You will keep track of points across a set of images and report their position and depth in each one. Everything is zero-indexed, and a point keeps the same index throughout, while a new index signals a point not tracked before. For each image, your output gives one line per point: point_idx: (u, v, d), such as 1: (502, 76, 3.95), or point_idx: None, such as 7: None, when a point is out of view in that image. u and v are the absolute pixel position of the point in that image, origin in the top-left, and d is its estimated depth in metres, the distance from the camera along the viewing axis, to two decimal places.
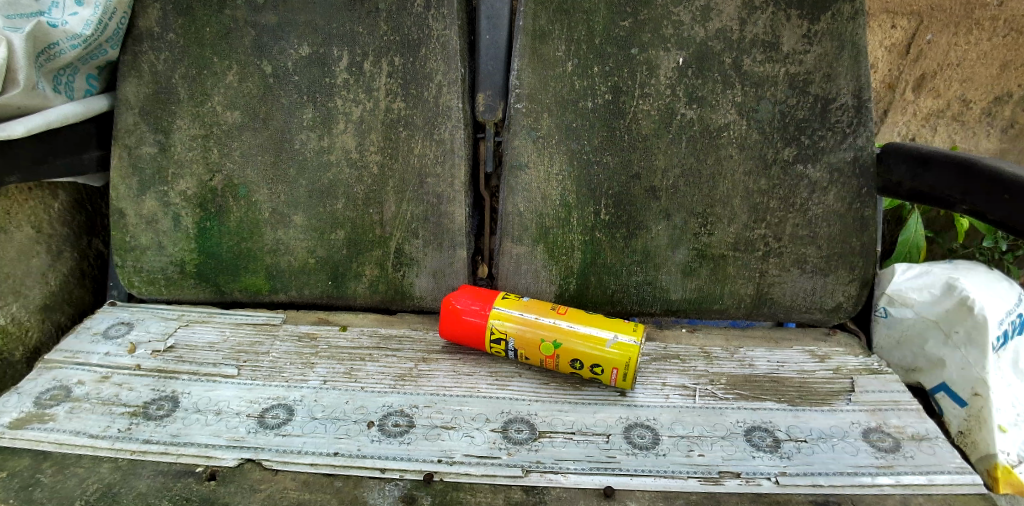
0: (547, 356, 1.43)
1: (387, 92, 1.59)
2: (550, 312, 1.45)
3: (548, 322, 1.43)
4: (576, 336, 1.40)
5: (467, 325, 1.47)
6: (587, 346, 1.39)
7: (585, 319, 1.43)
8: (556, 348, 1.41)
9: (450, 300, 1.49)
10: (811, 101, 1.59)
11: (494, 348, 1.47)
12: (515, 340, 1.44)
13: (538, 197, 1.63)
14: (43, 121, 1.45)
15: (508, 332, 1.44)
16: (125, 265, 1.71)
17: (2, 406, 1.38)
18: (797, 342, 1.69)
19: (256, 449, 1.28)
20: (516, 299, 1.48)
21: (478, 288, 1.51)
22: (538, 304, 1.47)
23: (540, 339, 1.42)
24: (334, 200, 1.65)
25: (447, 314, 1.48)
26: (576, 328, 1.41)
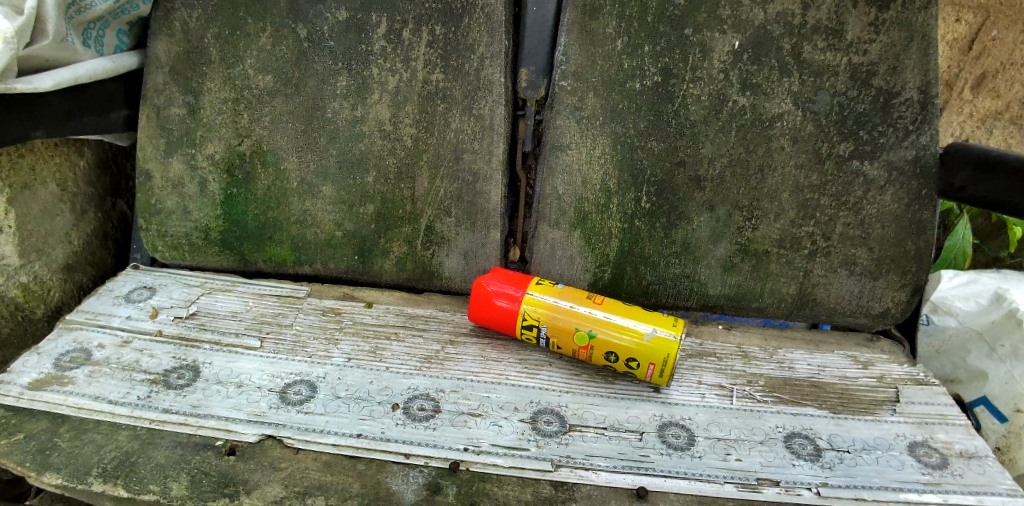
0: (581, 347, 1.37)
1: (426, 62, 1.52)
2: (586, 300, 1.39)
3: (585, 311, 1.36)
4: (613, 327, 1.34)
5: (498, 310, 1.41)
6: (625, 339, 1.33)
7: (623, 309, 1.37)
8: (591, 339, 1.35)
9: (480, 282, 1.43)
10: (872, 94, 1.49)
11: (525, 335, 1.42)
12: (549, 328, 1.38)
13: (578, 181, 1.56)
14: (71, 76, 1.38)
15: (541, 319, 1.38)
16: (149, 229, 1.67)
17: (22, 365, 1.35)
18: (838, 346, 1.61)
19: (277, 425, 1.24)
20: (551, 285, 1.41)
21: (511, 271, 1.45)
22: (574, 291, 1.40)
23: (574, 329, 1.36)
24: (365, 173, 1.59)
25: (479, 297, 1.43)
26: (613, 319, 1.35)
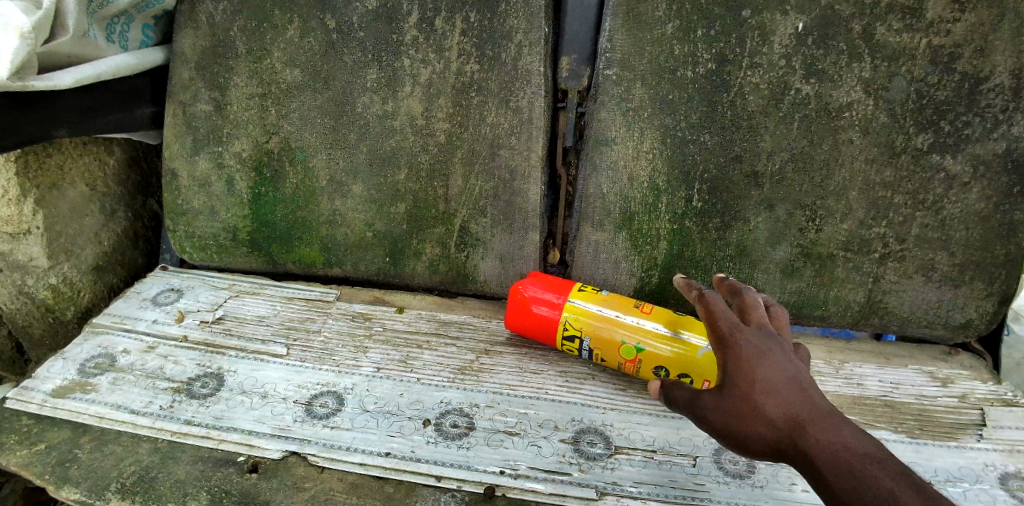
0: (627, 360, 1.26)
1: (460, 52, 1.42)
2: (633, 309, 1.27)
3: (631, 321, 1.25)
4: (662, 339, 1.22)
5: (536, 318, 1.31)
6: (676, 352, 1.21)
7: (673, 318, 1.25)
8: (638, 352, 1.24)
9: (518, 288, 1.33)
10: (956, 80, 1.33)
11: (566, 346, 1.31)
12: (592, 339, 1.27)
13: (624, 178, 1.45)
14: (93, 73, 1.33)
15: (584, 329, 1.27)
16: (176, 229, 1.62)
17: (47, 371, 1.32)
18: (912, 360, 1.46)
19: (302, 441, 1.17)
20: (595, 292, 1.30)
21: (551, 275, 1.34)
22: (619, 298, 1.29)
23: (620, 341, 1.25)
24: (396, 170, 1.51)
25: (515, 304, 1.33)
26: (663, 330, 1.23)
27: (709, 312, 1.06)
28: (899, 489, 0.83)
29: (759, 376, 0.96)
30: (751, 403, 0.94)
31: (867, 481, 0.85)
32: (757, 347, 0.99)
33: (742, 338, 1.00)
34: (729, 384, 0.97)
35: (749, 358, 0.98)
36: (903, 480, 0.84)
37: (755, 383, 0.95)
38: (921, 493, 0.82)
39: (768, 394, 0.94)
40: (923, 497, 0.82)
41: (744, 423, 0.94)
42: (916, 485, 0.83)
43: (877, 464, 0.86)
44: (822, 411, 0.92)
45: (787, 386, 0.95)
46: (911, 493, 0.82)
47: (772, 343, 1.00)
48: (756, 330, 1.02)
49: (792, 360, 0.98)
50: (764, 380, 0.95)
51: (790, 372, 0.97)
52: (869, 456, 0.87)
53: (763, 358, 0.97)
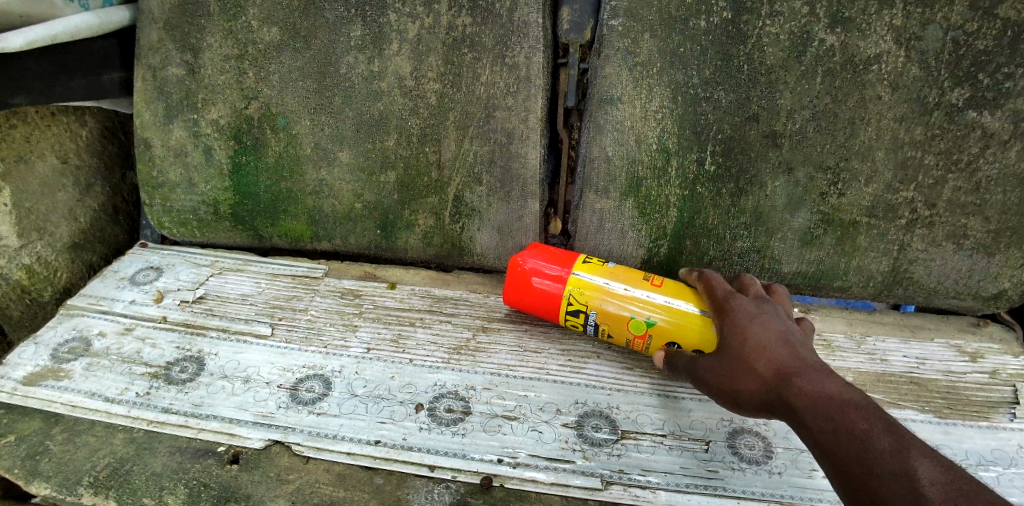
0: (636, 336, 1.16)
1: (450, 4, 1.29)
2: (641, 282, 1.17)
3: (641, 295, 1.15)
4: (676, 314, 1.12)
5: (538, 291, 1.20)
6: (690, 328, 1.11)
7: (686, 292, 1.15)
8: (649, 327, 1.14)
9: (517, 260, 1.21)
10: (998, 27, 1.19)
11: (570, 321, 1.21)
12: (598, 315, 1.17)
13: (631, 140, 1.34)
14: (47, 34, 1.22)
15: (589, 303, 1.17)
16: (154, 204, 1.53)
17: (18, 356, 1.24)
18: (938, 332, 1.37)
19: (286, 430, 1.09)
20: (600, 264, 1.19)
21: (552, 246, 1.23)
22: (626, 270, 1.19)
23: (629, 315, 1.15)
24: (385, 135, 1.40)
25: (515, 277, 1.22)
26: (675, 304, 1.13)
27: (709, 285, 1.11)
28: (876, 431, 0.81)
29: (751, 335, 0.99)
30: (740, 360, 0.97)
31: (845, 423, 0.84)
32: (751, 311, 1.02)
33: (738, 304, 1.04)
34: (722, 345, 1.01)
35: (742, 320, 1.01)
36: (882, 423, 0.82)
37: (745, 341, 0.98)
38: (900, 437, 0.80)
39: (759, 351, 0.97)
40: (900, 439, 0.79)
41: (735, 379, 0.97)
42: (895, 428, 0.81)
43: (858, 408, 0.85)
44: (809, 366, 0.93)
45: (776, 343, 0.97)
46: (887, 435, 0.80)
47: (769, 309, 1.03)
48: (753, 298, 1.05)
49: (787, 324, 1.00)
50: (755, 338, 0.98)
51: (783, 332, 0.99)
52: (851, 402, 0.86)
53: (757, 320, 1.00)
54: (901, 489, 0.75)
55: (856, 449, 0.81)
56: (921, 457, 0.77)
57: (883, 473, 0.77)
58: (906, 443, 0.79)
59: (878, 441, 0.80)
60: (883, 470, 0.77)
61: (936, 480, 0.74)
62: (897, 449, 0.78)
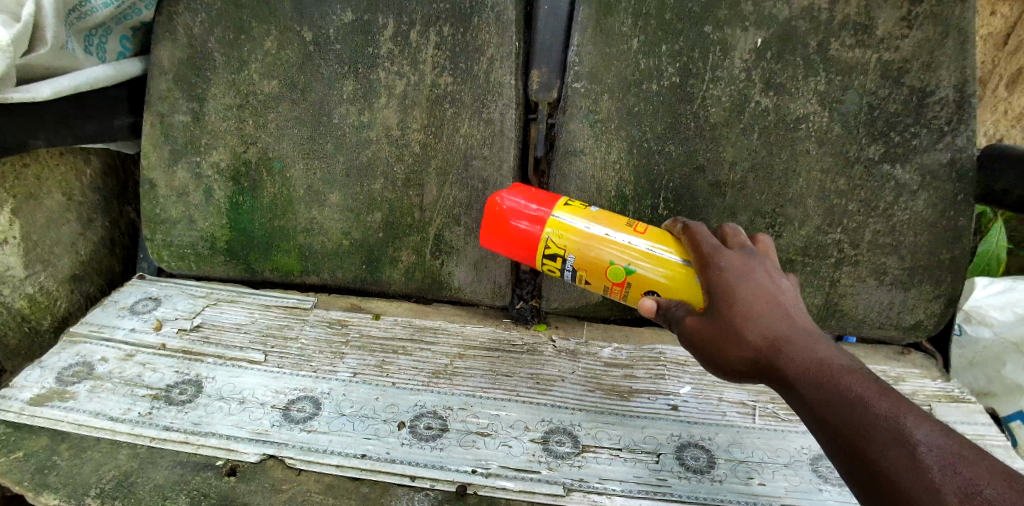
0: (614, 282, 1.19)
1: (434, 64, 1.46)
2: (625, 228, 1.19)
3: (622, 241, 1.17)
4: (655, 261, 1.15)
5: (513, 232, 1.22)
6: (664, 274, 1.14)
7: (665, 237, 1.18)
8: (627, 274, 1.17)
9: (496, 200, 1.23)
10: (904, 93, 1.40)
11: (547, 267, 1.23)
12: (576, 260, 1.19)
13: (593, 188, 1.50)
14: (72, 84, 1.34)
15: (569, 246, 1.19)
16: (154, 238, 1.64)
17: (24, 380, 1.33)
18: (867, 360, 1.54)
19: (279, 444, 1.20)
20: (582, 207, 1.22)
21: (533, 188, 1.26)
22: (608, 216, 1.21)
23: (608, 261, 1.17)
24: (372, 179, 1.55)
25: (491, 217, 1.24)
26: (656, 250, 1.15)
27: (694, 238, 1.10)
28: (874, 397, 0.84)
29: (739, 297, 0.98)
30: (729, 323, 0.97)
31: (841, 390, 0.86)
32: (738, 269, 1.01)
33: (723, 261, 1.03)
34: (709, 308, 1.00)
35: (731, 280, 1.00)
36: (877, 387, 0.85)
37: (735, 304, 0.98)
38: (895, 401, 0.83)
39: (747, 316, 0.96)
40: (896, 403, 0.83)
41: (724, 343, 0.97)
42: (890, 392, 0.84)
43: (854, 374, 0.88)
44: (800, 328, 0.95)
45: (766, 307, 0.97)
46: (882, 399, 0.84)
47: (755, 266, 1.02)
48: (740, 253, 1.05)
49: (774, 282, 1.00)
50: (744, 300, 0.97)
51: (771, 293, 0.99)
52: (846, 368, 0.89)
53: (747, 279, 1.00)
54: (899, 456, 0.78)
55: (852, 415, 0.84)
56: (918, 420, 0.80)
57: (879, 439, 0.81)
58: (901, 408, 0.82)
59: (875, 407, 0.83)
60: (880, 436, 0.81)
61: (934, 442, 0.77)
62: (893, 415, 0.81)
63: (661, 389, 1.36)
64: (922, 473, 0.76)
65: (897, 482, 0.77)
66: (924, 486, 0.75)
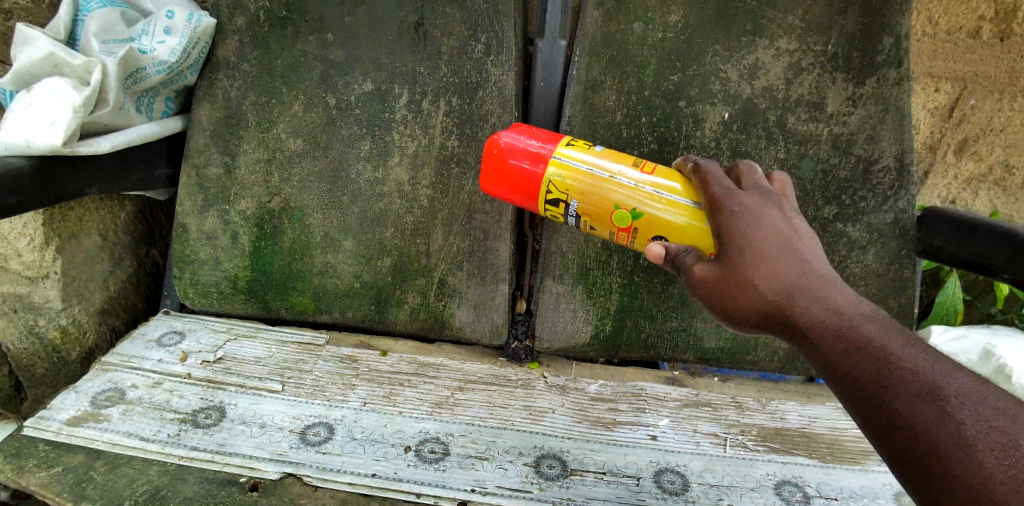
0: (621, 228, 1.27)
1: (443, 129, 1.66)
2: (629, 171, 1.27)
3: (627, 184, 1.25)
4: (661, 205, 1.23)
5: (512, 174, 1.32)
6: (665, 218, 1.23)
7: (668, 176, 1.26)
8: (634, 219, 1.25)
9: (494, 142, 1.32)
10: (852, 161, 1.61)
11: (550, 212, 1.33)
12: (579, 203, 1.28)
13: (582, 239, 1.65)
14: (126, 139, 1.52)
15: (574, 191, 1.28)
16: (182, 277, 1.79)
17: (61, 403, 1.46)
18: (830, 399, 1.65)
19: (297, 464, 1.34)
20: (584, 149, 1.29)
21: (535, 127, 1.34)
22: (611, 157, 1.29)
23: (614, 206, 1.26)
24: (383, 228, 1.73)
25: (491, 160, 1.33)
26: (661, 193, 1.23)
27: (706, 182, 1.18)
28: (898, 351, 0.97)
29: (753, 245, 1.08)
30: (749, 276, 1.07)
31: (864, 346, 0.98)
32: (750, 213, 1.11)
33: (735, 208, 1.12)
34: (722, 254, 1.10)
35: (745, 227, 1.09)
36: (900, 340, 0.98)
37: (756, 256, 1.07)
38: (917, 352, 0.96)
39: (761, 264, 1.07)
40: (919, 353, 0.96)
41: (738, 290, 1.07)
42: (913, 343, 0.97)
43: (876, 327, 1.00)
44: (813, 277, 1.06)
45: (780, 256, 1.08)
46: (906, 352, 0.96)
47: (766, 212, 1.12)
48: (755, 200, 1.14)
49: (784, 229, 1.11)
50: (757, 248, 1.08)
51: (783, 240, 1.09)
52: (868, 321, 1.01)
53: (764, 228, 1.10)
54: (924, 404, 0.91)
55: (878, 371, 0.96)
56: (944, 373, 0.93)
57: (905, 389, 0.93)
58: (923, 361, 0.95)
59: (900, 363, 0.95)
60: (907, 390, 0.93)
61: (957, 391, 0.91)
62: (916, 368, 0.94)
63: (642, 421, 1.50)
64: (954, 425, 0.88)
65: (927, 433, 0.90)
66: (957, 437, 0.88)
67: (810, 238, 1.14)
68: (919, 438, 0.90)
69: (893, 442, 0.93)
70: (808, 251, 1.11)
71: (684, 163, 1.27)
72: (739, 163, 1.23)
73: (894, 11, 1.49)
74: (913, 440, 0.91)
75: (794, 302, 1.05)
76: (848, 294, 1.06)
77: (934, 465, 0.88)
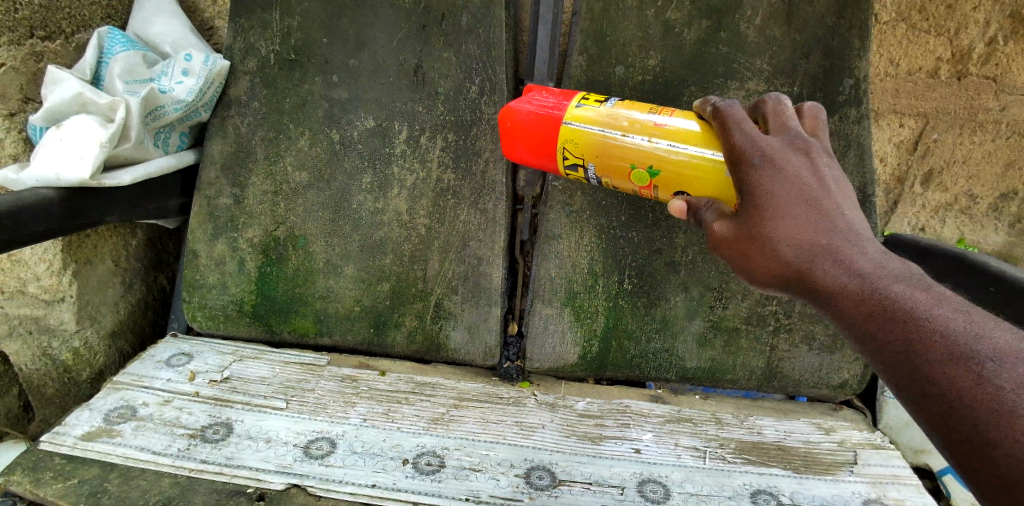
0: (642, 186, 1.34)
1: (439, 163, 1.78)
2: (641, 127, 1.30)
3: (641, 142, 1.30)
4: (677, 160, 1.27)
5: (528, 145, 1.41)
6: (682, 171, 1.27)
7: (681, 128, 1.28)
8: (652, 177, 1.31)
9: (505, 116, 1.41)
10: None
11: (571, 175, 1.41)
12: (596, 165, 1.35)
13: (568, 265, 1.77)
14: (145, 172, 1.64)
15: (590, 157, 1.35)
16: (190, 301, 1.89)
17: (75, 419, 1.54)
18: (804, 414, 1.76)
19: (301, 475, 1.44)
20: (595, 110, 1.34)
21: (544, 93, 1.41)
22: (623, 112, 1.33)
23: (631, 167, 1.32)
24: (383, 255, 1.83)
25: (506, 134, 1.43)
26: (676, 148, 1.27)
27: (725, 132, 1.18)
28: (928, 311, 0.96)
29: (773, 203, 1.10)
30: (769, 234, 1.09)
31: (891, 306, 0.99)
32: (772, 168, 1.12)
33: (757, 162, 1.12)
34: (743, 211, 1.12)
35: (767, 185, 1.11)
36: (932, 301, 0.98)
37: (776, 214, 1.09)
38: (949, 313, 0.96)
39: (782, 220, 1.09)
40: (952, 315, 0.95)
41: (759, 247, 1.10)
42: (945, 304, 0.97)
43: (903, 286, 1.00)
44: (835, 233, 1.07)
45: (801, 213, 1.09)
46: (936, 313, 0.96)
47: (790, 165, 1.12)
48: (776, 149, 1.14)
49: (807, 183, 1.11)
50: (777, 206, 1.09)
51: (805, 196, 1.10)
52: (894, 281, 1.01)
53: (783, 183, 1.11)
54: (957, 369, 0.92)
55: (907, 332, 0.97)
56: (979, 334, 0.93)
57: (934, 351, 0.94)
58: (957, 323, 0.94)
59: (931, 325, 0.95)
60: (939, 355, 0.94)
61: (992, 355, 0.90)
62: (945, 331, 0.94)
63: (626, 435, 1.60)
64: (993, 390, 0.88)
65: (963, 399, 0.90)
66: (995, 403, 0.87)
67: (839, 189, 1.13)
68: (952, 405, 0.91)
69: (926, 409, 0.94)
70: (835, 204, 1.11)
71: (702, 105, 1.27)
72: (767, 103, 1.24)
73: (851, 56, 1.63)
74: (946, 407, 0.92)
75: (817, 261, 1.06)
76: (877, 250, 1.06)
77: (970, 433, 0.89)
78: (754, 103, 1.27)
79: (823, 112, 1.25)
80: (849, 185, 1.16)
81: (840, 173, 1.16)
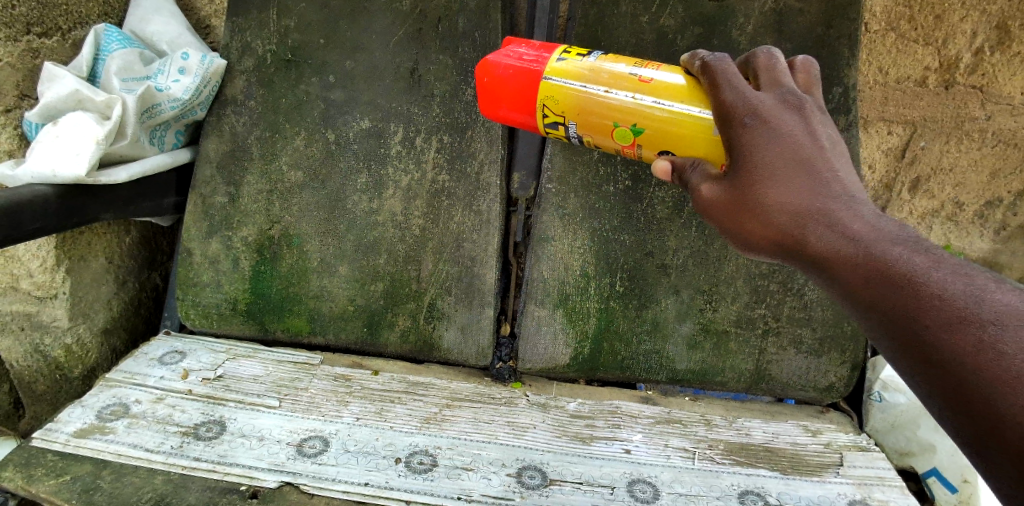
0: (625, 145, 1.34)
1: (434, 165, 1.80)
2: (626, 83, 1.30)
3: (626, 100, 1.29)
4: (661, 118, 1.27)
5: (506, 102, 1.39)
6: (667, 129, 1.27)
7: (666, 84, 1.27)
8: (635, 136, 1.31)
9: (484, 69, 1.38)
10: None
11: (552, 133, 1.41)
12: (577, 123, 1.35)
13: (561, 267, 1.79)
14: (140, 170, 1.64)
15: (571, 115, 1.34)
16: (185, 299, 1.89)
17: (68, 416, 1.55)
18: (792, 416, 1.78)
19: (294, 473, 1.45)
20: (577, 65, 1.32)
21: (522, 46, 1.38)
22: (606, 68, 1.31)
23: (614, 125, 1.31)
24: (377, 255, 1.84)
25: (484, 89, 1.40)
26: (660, 105, 1.27)
27: (716, 90, 1.17)
28: (927, 274, 0.93)
29: (762, 164, 1.07)
30: (759, 195, 1.07)
31: (887, 270, 0.95)
32: (763, 127, 1.10)
33: (748, 122, 1.11)
34: (733, 174, 1.10)
35: (757, 144, 1.09)
36: (931, 263, 0.94)
37: (767, 174, 1.07)
38: (947, 276, 0.92)
39: (772, 181, 1.06)
40: (952, 279, 0.92)
41: (749, 209, 1.08)
42: (942, 266, 0.93)
43: (901, 248, 0.97)
44: (828, 193, 1.05)
45: (792, 174, 1.07)
46: (933, 276, 0.92)
47: (781, 123, 1.10)
48: (767, 106, 1.12)
49: (798, 142, 1.09)
50: (767, 166, 1.07)
51: (796, 156, 1.08)
52: (891, 243, 0.98)
53: (774, 143, 1.08)
54: (954, 334, 0.88)
55: (903, 298, 0.93)
56: (982, 297, 0.89)
57: (932, 315, 0.90)
58: (956, 286, 0.91)
59: (930, 288, 0.92)
60: (939, 320, 0.90)
61: (993, 319, 0.86)
62: (943, 294, 0.91)
63: (617, 436, 1.62)
64: (995, 356, 0.84)
65: (965, 367, 0.86)
66: (1001, 370, 0.83)
67: (833, 148, 1.10)
68: (953, 372, 0.88)
69: (929, 378, 0.91)
70: (829, 165, 1.08)
71: (691, 60, 1.28)
72: (759, 58, 1.22)
73: (841, 65, 1.66)
74: (949, 374, 0.88)
75: (809, 224, 1.03)
76: (872, 212, 1.03)
77: (974, 402, 0.85)
78: (747, 59, 1.26)
79: (817, 68, 1.24)
80: (843, 143, 1.13)
81: (834, 131, 1.14)
